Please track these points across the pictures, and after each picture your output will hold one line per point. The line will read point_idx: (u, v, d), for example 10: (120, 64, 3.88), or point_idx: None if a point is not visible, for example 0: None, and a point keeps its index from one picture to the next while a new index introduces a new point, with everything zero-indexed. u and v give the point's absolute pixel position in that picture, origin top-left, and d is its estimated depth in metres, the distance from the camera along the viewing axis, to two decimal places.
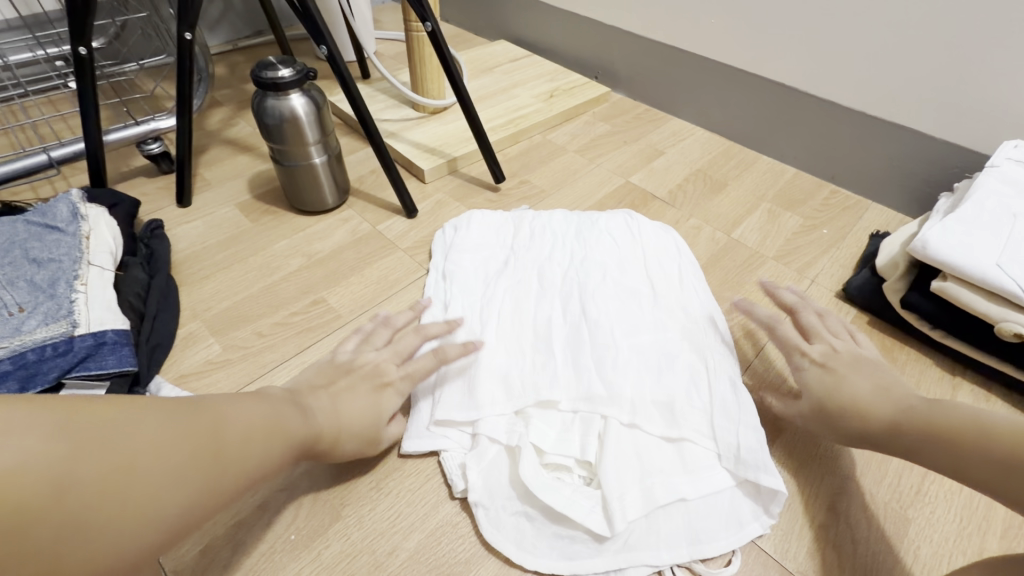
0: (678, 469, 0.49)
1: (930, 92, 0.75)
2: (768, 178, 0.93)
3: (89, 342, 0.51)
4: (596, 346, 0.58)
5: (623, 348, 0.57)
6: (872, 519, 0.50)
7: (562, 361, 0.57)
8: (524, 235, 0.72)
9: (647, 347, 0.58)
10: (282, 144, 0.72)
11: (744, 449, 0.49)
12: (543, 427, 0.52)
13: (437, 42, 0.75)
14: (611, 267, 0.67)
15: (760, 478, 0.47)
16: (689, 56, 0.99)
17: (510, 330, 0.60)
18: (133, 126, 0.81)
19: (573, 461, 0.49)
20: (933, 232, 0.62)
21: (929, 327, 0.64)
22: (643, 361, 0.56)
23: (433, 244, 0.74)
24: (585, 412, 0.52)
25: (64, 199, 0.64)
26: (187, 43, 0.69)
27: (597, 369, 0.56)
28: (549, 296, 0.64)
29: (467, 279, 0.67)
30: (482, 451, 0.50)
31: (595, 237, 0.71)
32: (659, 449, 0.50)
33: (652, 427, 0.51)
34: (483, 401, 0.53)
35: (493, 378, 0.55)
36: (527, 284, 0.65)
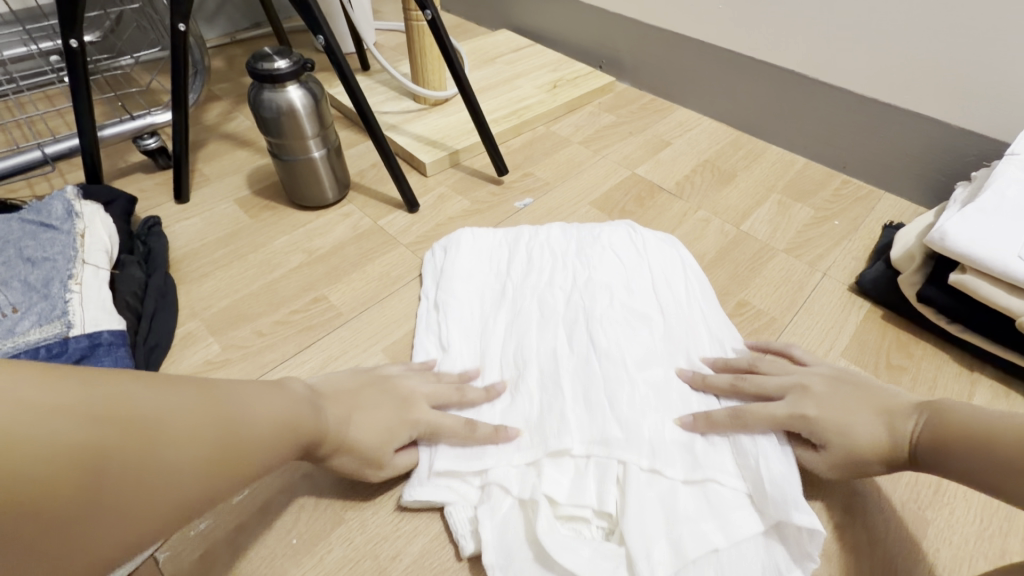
0: (706, 515, 0.44)
1: (947, 77, 0.72)
2: (777, 168, 0.90)
3: (83, 343, 0.49)
4: (606, 379, 0.53)
5: (635, 381, 0.53)
6: (890, 521, 0.48)
7: (571, 399, 0.52)
8: (521, 257, 0.68)
9: (660, 378, 0.54)
10: (279, 138, 0.70)
11: (777, 486, 0.44)
12: (557, 475, 0.47)
13: (437, 30, 0.73)
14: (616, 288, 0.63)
15: (795, 519, 0.42)
16: (695, 43, 0.97)
17: (510, 367, 0.55)
18: (129, 121, 0.79)
19: (591, 512, 0.45)
20: (952, 223, 0.59)
21: (947, 321, 0.62)
22: (658, 395, 0.52)
23: (423, 267, 0.69)
24: (600, 456, 0.48)
25: (59, 197, 0.63)
26: (181, 35, 0.68)
27: (609, 405, 0.51)
28: (551, 326, 0.59)
29: (460, 309, 0.62)
30: (494, 505, 0.46)
31: (598, 256, 0.67)
32: (684, 494, 0.45)
33: (673, 470, 0.46)
34: (488, 450, 0.49)
35: (497, 424, 0.51)
36: (528, 312, 0.61)
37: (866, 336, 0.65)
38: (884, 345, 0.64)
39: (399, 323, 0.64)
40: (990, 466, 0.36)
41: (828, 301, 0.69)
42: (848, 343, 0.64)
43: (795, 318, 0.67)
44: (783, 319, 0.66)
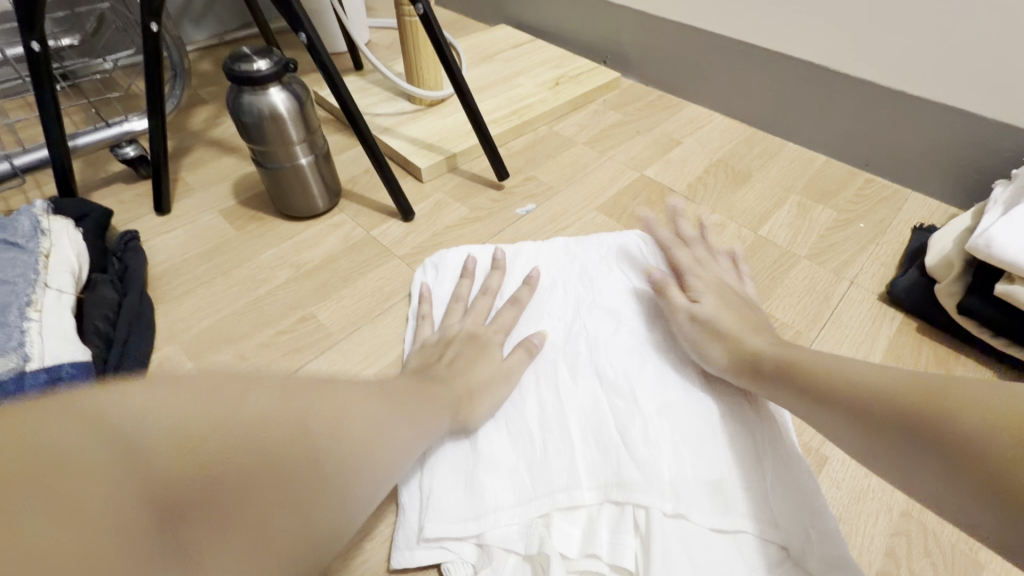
0: (740, 571, 0.40)
1: (984, 65, 0.66)
2: (795, 167, 0.85)
3: (41, 379, 0.45)
4: (620, 416, 0.49)
5: (653, 415, 0.49)
6: (939, 565, 0.43)
7: (581, 443, 0.48)
8: (517, 279, 0.63)
9: (681, 410, 0.49)
10: (263, 144, 0.65)
11: (815, 542, 0.41)
12: (567, 527, 0.43)
13: (430, 26, 0.68)
14: (628, 313, 0.59)
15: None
16: (705, 35, 0.91)
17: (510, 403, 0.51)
18: (105, 129, 0.75)
19: (607, 567, 0.41)
20: (998, 227, 0.54)
21: (990, 335, 0.57)
22: (681, 431, 0.48)
23: (412, 285, 0.64)
24: (618, 499, 0.44)
25: (26, 212, 0.59)
26: (154, 35, 0.63)
27: (625, 444, 0.47)
28: (557, 356, 0.55)
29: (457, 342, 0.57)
30: (497, 564, 0.42)
31: (605, 275, 0.63)
32: (713, 544, 0.42)
33: (701, 515, 0.43)
34: (493, 501, 0.45)
35: (497, 471, 0.46)
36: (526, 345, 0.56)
37: (900, 352, 0.60)
38: (921, 361, 0.59)
39: (393, 344, 0.59)
40: (862, 424, 0.37)
41: (857, 312, 0.64)
42: (881, 360, 0.59)
43: (822, 332, 0.61)
44: (809, 333, 0.61)
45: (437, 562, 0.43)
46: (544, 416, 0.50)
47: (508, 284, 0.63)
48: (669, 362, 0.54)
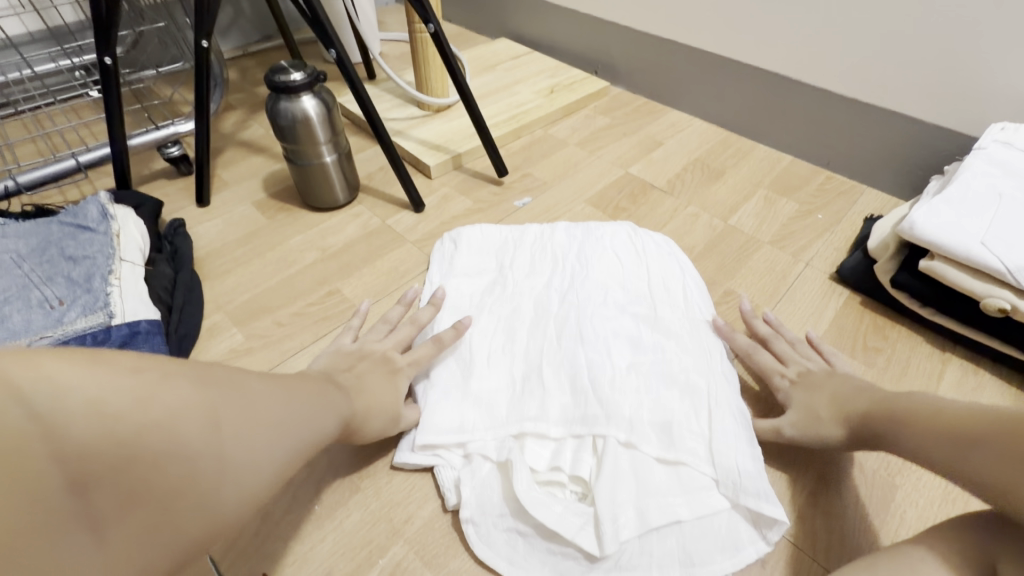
0: (675, 490, 0.49)
1: (923, 74, 0.76)
2: (764, 166, 0.95)
3: (124, 331, 0.55)
4: (593, 368, 0.58)
5: (623, 371, 0.58)
6: (859, 485, 0.53)
7: (557, 388, 0.57)
8: (521, 256, 0.72)
9: (647, 368, 0.58)
10: (294, 144, 0.75)
11: (744, 475, 0.49)
12: (536, 450, 0.53)
13: (440, 42, 0.78)
14: (612, 290, 0.67)
15: (760, 507, 0.47)
16: (685, 49, 1.02)
17: (505, 356, 0.61)
18: (154, 131, 0.85)
19: (566, 478, 0.51)
20: (920, 213, 0.64)
21: (919, 305, 0.66)
22: (643, 381, 0.57)
23: (432, 256, 0.75)
24: (580, 432, 0.53)
25: (94, 201, 0.69)
26: (204, 51, 0.73)
27: (594, 389, 0.56)
28: (546, 320, 0.64)
29: (463, 302, 0.68)
30: (476, 468, 0.52)
31: (597, 255, 0.72)
32: (655, 470, 0.50)
33: (648, 446, 0.51)
34: (479, 423, 0.54)
35: (483, 402, 0.56)
36: (522, 311, 0.66)
37: (844, 321, 0.69)
38: (861, 329, 0.68)
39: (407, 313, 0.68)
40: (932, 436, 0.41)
41: (809, 289, 0.73)
42: (827, 328, 0.68)
43: (778, 306, 0.71)
44: (767, 306, 0.71)
45: (431, 465, 0.53)
46: (532, 366, 0.60)
47: (514, 261, 0.72)
48: (643, 330, 0.62)
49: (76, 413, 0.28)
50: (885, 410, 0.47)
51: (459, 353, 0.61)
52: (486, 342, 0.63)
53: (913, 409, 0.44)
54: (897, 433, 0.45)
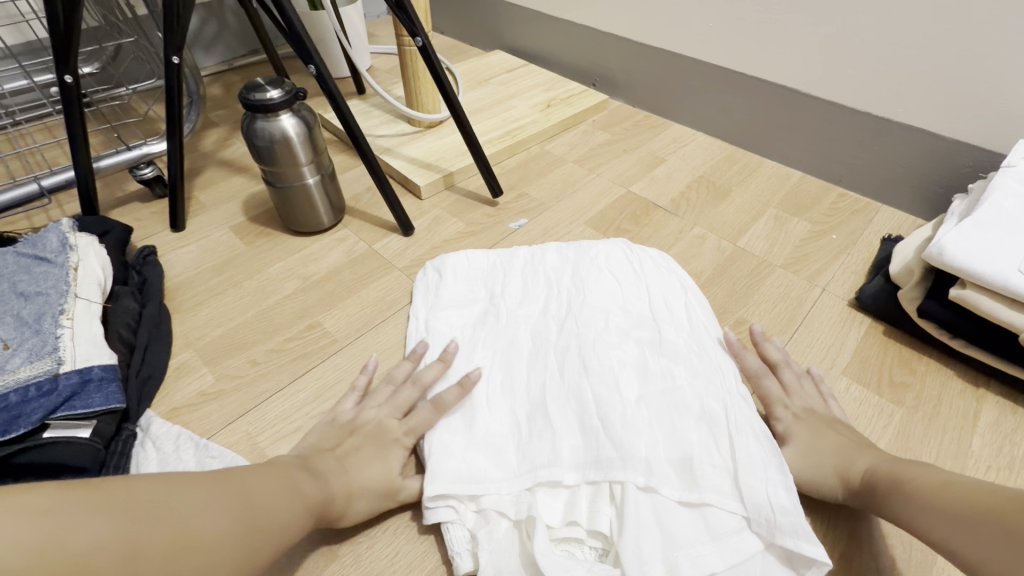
0: (703, 536, 0.43)
1: (943, 87, 0.72)
2: (773, 182, 0.90)
3: (73, 380, 0.49)
4: (601, 402, 0.52)
5: (633, 402, 0.52)
6: (897, 545, 0.47)
7: (565, 427, 0.51)
8: (513, 283, 0.67)
9: (657, 396, 0.52)
10: (273, 166, 0.70)
11: (778, 509, 0.43)
12: (551, 501, 0.47)
13: (429, 57, 0.73)
14: (611, 310, 0.62)
15: (800, 546, 0.41)
16: (686, 61, 0.98)
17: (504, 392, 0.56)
18: (125, 152, 0.80)
19: (584, 533, 0.45)
20: (948, 237, 0.59)
21: (949, 336, 0.61)
22: (656, 414, 0.51)
23: (414, 287, 0.69)
24: (595, 478, 0.47)
25: (53, 229, 0.63)
26: (175, 67, 0.69)
27: (605, 427, 0.50)
28: (546, 349, 0.59)
29: (454, 336, 0.62)
30: (492, 526, 0.46)
31: (592, 276, 0.66)
32: (680, 515, 0.44)
33: (669, 489, 0.46)
34: (487, 474, 0.49)
35: (486, 449, 0.51)
36: (519, 343, 0.60)
37: (867, 353, 0.64)
38: (886, 362, 0.63)
39: (393, 349, 0.63)
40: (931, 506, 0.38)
41: (827, 317, 0.68)
42: (850, 361, 0.63)
43: (794, 336, 0.66)
44: (782, 337, 0.66)
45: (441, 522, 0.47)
46: (540, 399, 0.54)
47: (504, 287, 0.67)
48: (648, 354, 0.57)
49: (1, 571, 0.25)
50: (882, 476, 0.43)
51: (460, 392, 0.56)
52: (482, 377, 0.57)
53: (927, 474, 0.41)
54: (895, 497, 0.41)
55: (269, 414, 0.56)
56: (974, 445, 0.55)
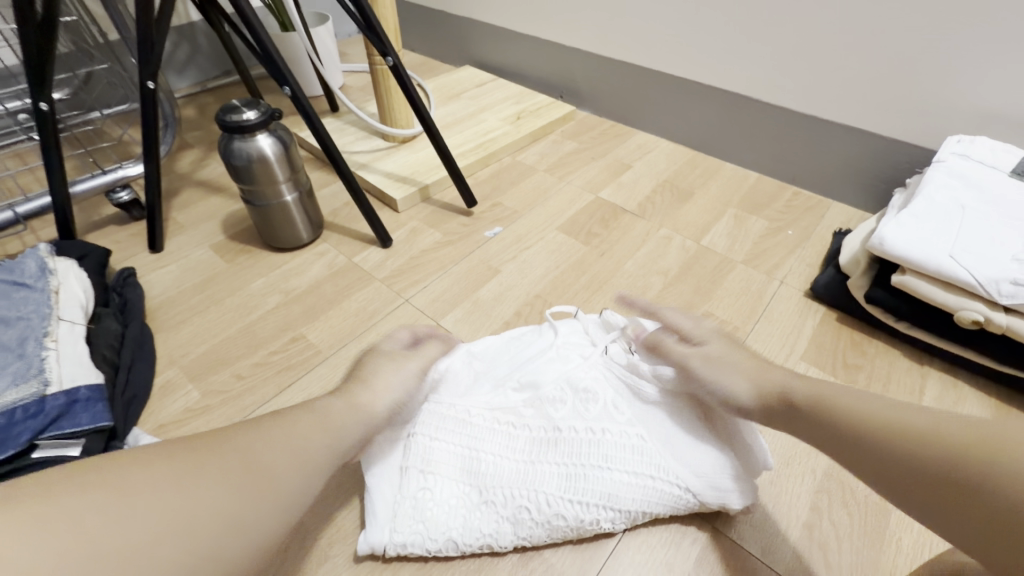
0: None
1: (876, 90, 0.78)
2: (732, 184, 0.96)
3: (61, 401, 0.50)
4: (575, 509, 0.49)
5: (610, 505, 0.49)
6: (854, 514, 0.51)
7: (537, 531, 0.48)
8: (486, 367, 0.61)
9: (633, 501, 0.49)
10: (251, 185, 0.72)
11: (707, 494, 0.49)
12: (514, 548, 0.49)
13: (400, 75, 0.76)
14: (616, 417, 0.53)
15: (720, 501, 0.49)
16: (646, 71, 1.03)
17: (494, 518, 0.49)
18: (100, 175, 0.80)
19: None
20: (888, 228, 0.64)
21: (894, 319, 0.66)
22: (625, 501, 0.49)
23: None
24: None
25: (32, 254, 0.63)
26: (150, 92, 0.70)
27: (575, 523, 0.48)
28: (541, 467, 0.51)
29: (446, 406, 0.56)
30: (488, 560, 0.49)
31: (570, 346, 0.60)
32: None
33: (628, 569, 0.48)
34: (470, 532, 0.48)
35: (463, 527, 0.48)
36: (493, 431, 0.54)
37: (823, 339, 0.69)
38: (840, 346, 0.68)
39: None
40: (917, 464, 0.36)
41: (786, 307, 0.73)
42: (806, 346, 0.68)
43: (755, 326, 0.70)
44: (745, 327, 0.70)
45: (431, 552, 0.48)
46: (539, 529, 0.48)
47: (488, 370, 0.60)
48: (657, 478, 0.49)
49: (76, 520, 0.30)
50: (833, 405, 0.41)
51: (453, 519, 0.49)
52: (467, 510, 0.49)
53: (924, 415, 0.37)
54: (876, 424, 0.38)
55: None
56: None
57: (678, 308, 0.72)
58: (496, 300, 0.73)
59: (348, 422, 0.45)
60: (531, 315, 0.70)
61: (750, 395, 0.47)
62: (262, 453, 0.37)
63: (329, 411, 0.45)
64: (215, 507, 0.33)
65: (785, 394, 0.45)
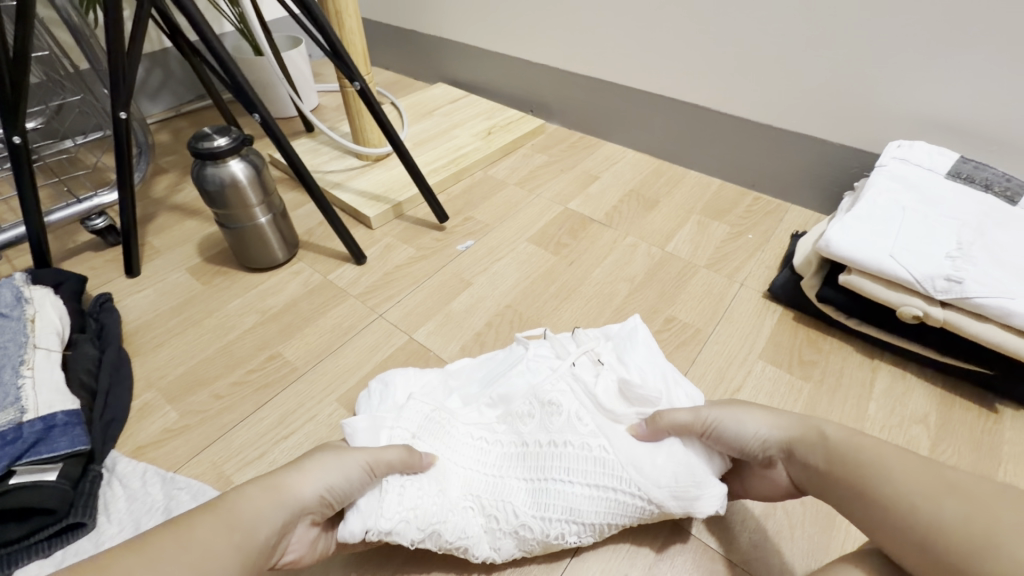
0: None
1: (822, 99, 0.83)
2: (696, 191, 0.99)
3: (38, 427, 0.52)
4: (540, 523, 0.49)
5: (574, 519, 0.49)
6: (807, 503, 0.54)
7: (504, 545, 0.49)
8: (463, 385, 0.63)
9: (597, 514, 0.49)
10: (225, 209, 0.74)
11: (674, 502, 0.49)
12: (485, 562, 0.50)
13: (368, 98, 0.78)
14: (579, 429, 0.53)
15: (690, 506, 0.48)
16: (610, 85, 1.07)
17: (465, 527, 0.50)
18: (76, 204, 0.81)
19: None
20: (834, 231, 0.67)
21: (845, 317, 0.70)
22: (589, 515, 0.49)
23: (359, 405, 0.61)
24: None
25: (7, 284, 0.64)
26: (123, 121, 0.72)
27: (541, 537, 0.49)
28: (509, 481, 0.52)
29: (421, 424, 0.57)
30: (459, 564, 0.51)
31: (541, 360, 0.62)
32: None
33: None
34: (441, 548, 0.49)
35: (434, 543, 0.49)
36: (467, 446, 0.55)
37: (780, 338, 0.72)
38: (796, 344, 0.71)
39: (351, 373, 0.67)
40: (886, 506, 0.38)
41: (745, 308, 0.76)
42: (765, 345, 0.71)
43: (716, 328, 0.73)
44: (706, 329, 0.73)
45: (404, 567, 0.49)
46: (506, 541, 0.50)
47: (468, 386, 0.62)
48: (620, 491, 0.49)
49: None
50: (855, 451, 0.41)
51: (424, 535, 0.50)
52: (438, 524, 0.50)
53: (958, 475, 0.37)
54: (886, 477, 0.38)
55: (235, 443, 0.59)
56: (870, 408, 0.63)
57: (643, 313, 0.75)
58: (467, 311, 0.75)
59: (262, 510, 0.42)
60: (501, 325, 0.73)
61: (783, 440, 0.46)
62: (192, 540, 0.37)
63: (235, 502, 0.41)
64: None
65: (819, 431, 0.45)
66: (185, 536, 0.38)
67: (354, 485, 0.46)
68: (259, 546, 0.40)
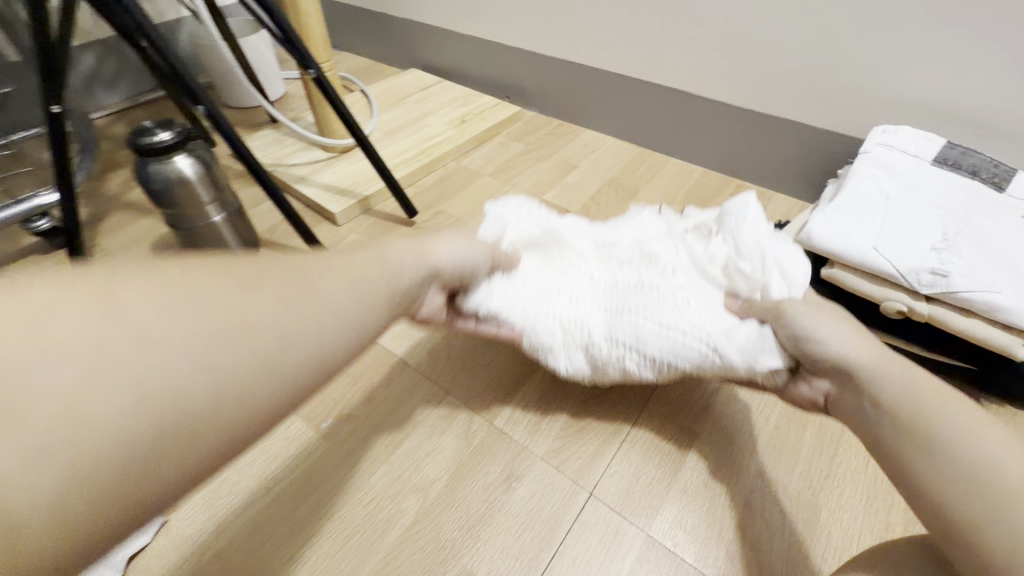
0: None
1: (803, 82, 0.79)
2: (677, 180, 0.96)
3: None
4: (614, 341, 0.52)
5: (647, 348, 0.51)
6: (786, 510, 0.51)
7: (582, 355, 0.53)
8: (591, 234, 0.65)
9: (668, 345, 0.50)
10: (173, 208, 0.69)
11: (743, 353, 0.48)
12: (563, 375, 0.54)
13: (325, 87, 0.74)
14: (672, 279, 0.54)
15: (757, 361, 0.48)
16: (587, 68, 1.03)
17: (549, 334, 0.54)
18: (13, 206, 0.75)
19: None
20: (816, 222, 0.64)
21: None
22: (662, 344, 0.50)
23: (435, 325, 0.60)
24: None
25: None
26: (55, 116, 0.66)
27: (616, 352, 0.52)
28: (591, 304, 0.54)
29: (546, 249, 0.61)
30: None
31: (658, 229, 0.62)
32: None
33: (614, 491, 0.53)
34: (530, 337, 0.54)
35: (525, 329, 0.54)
36: (574, 272, 0.58)
37: None
38: None
39: None
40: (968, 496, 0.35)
41: None
42: None
43: None
44: None
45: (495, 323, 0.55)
46: (577, 351, 0.53)
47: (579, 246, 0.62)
48: (689, 334, 0.50)
49: (153, 328, 0.28)
50: (941, 425, 0.37)
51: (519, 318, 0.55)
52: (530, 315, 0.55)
53: None
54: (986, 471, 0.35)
55: None
56: None
57: None
58: None
59: (402, 262, 0.44)
60: None
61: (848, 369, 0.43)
62: (298, 289, 0.35)
63: (377, 249, 0.43)
64: (207, 330, 0.30)
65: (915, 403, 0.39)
66: (337, 263, 0.39)
67: (476, 270, 0.53)
68: (381, 298, 0.40)
